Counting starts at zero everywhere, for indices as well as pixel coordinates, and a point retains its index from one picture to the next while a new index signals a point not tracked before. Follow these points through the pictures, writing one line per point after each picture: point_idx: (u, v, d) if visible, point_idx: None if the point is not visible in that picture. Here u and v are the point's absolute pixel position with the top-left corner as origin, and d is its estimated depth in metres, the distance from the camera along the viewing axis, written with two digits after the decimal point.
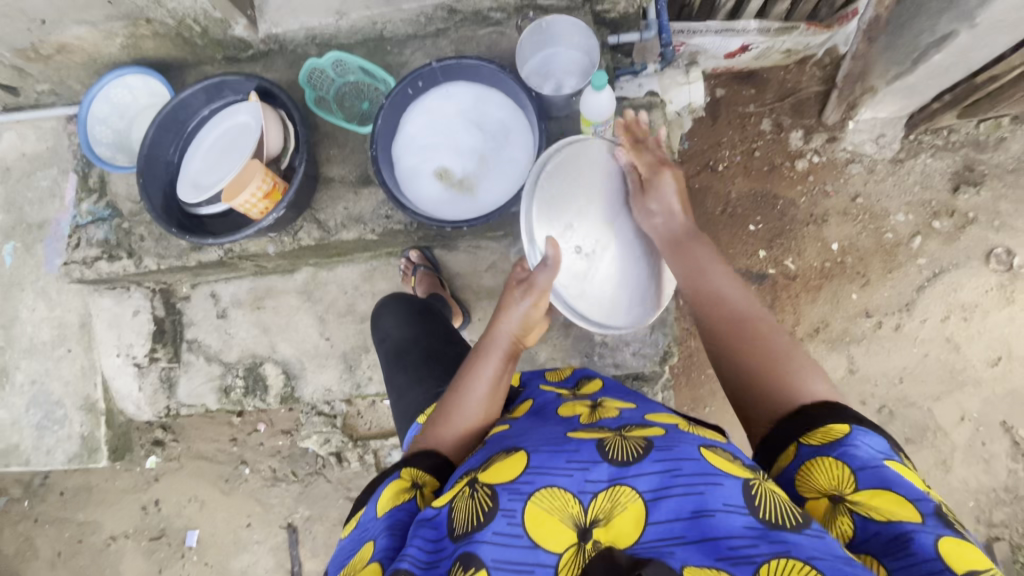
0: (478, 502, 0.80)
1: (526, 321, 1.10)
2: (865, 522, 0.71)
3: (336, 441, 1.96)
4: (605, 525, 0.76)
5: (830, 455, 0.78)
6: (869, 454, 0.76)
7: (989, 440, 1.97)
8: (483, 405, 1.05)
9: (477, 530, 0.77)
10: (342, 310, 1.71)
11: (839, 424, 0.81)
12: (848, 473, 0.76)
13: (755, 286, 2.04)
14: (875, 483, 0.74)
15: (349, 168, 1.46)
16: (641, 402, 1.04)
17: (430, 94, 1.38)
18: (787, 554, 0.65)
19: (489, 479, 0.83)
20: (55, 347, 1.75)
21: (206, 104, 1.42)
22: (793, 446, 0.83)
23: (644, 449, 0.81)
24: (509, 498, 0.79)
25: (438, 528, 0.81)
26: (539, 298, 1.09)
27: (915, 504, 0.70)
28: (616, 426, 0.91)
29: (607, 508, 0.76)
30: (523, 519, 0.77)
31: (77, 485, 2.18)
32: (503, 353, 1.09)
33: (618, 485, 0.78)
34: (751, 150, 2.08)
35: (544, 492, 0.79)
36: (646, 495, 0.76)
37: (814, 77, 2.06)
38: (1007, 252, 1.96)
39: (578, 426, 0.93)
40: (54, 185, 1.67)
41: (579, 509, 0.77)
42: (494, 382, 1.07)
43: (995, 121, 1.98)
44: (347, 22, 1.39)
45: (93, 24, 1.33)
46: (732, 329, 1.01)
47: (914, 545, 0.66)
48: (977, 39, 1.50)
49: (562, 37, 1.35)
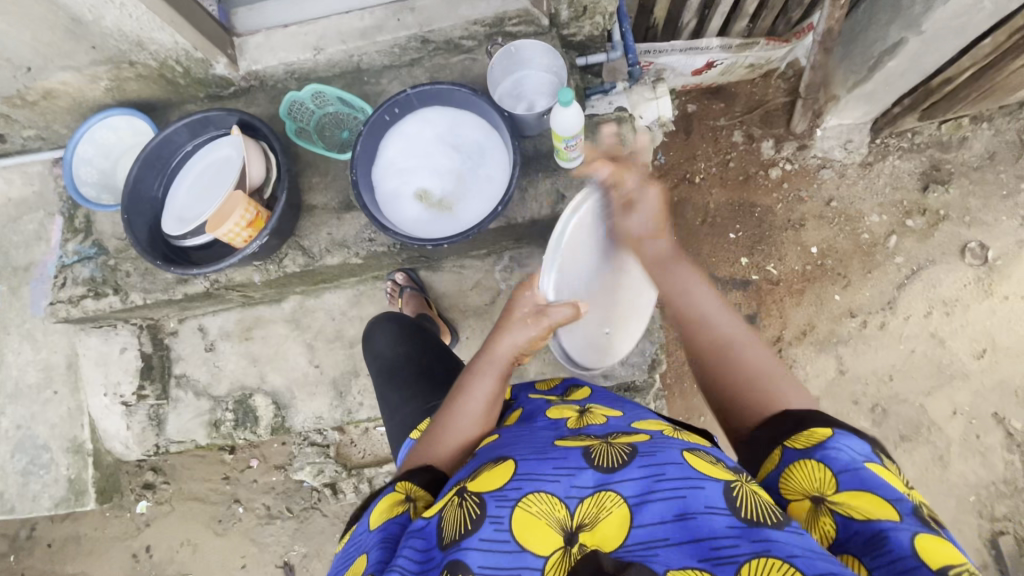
0: (466, 509, 0.80)
1: (529, 344, 1.12)
2: (846, 521, 0.72)
3: (330, 471, 1.93)
4: (591, 529, 0.77)
5: (813, 458, 0.79)
6: (848, 457, 0.77)
7: (984, 433, 1.98)
8: (477, 423, 1.06)
9: (465, 536, 0.77)
10: (331, 337, 1.72)
11: (820, 429, 0.82)
12: (829, 475, 0.76)
13: (740, 292, 2.07)
14: (855, 485, 0.74)
15: (332, 195, 1.49)
16: (627, 408, 1.06)
17: (407, 120, 1.43)
18: (767, 554, 0.66)
19: (477, 487, 0.84)
20: (42, 391, 1.73)
21: (189, 140, 1.45)
22: (778, 450, 0.85)
23: (629, 455, 0.83)
24: (497, 505, 0.80)
25: (427, 538, 0.81)
26: (545, 330, 1.12)
27: (893, 504, 0.71)
28: (602, 433, 0.92)
29: (593, 514, 0.78)
30: (511, 525, 0.77)
31: (65, 536, 2.13)
32: (500, 372, 1.11)
33: (603, 490, 0.79)
34: (725, 161, 2.14)
35: (532, 497, 0.80)
36: (631, 499, 0.78)
37: (779, 89, 2.13)
38: (981, 246, 2.01)
39: (566, 434, 0.94)
40: (41, 228, 1.68)
41: (565, 514, 0.79)
42: (492, 402, 1.08)
43: (956, 122, 2.06)
44: (324, 56, 1.45)
45: (78, 69, 1.38)
46: (709, 346, 1.06)
47: (890, 543, 0.67)
48: (927, 46, 1.63)
49: (532, 61, 1.41)
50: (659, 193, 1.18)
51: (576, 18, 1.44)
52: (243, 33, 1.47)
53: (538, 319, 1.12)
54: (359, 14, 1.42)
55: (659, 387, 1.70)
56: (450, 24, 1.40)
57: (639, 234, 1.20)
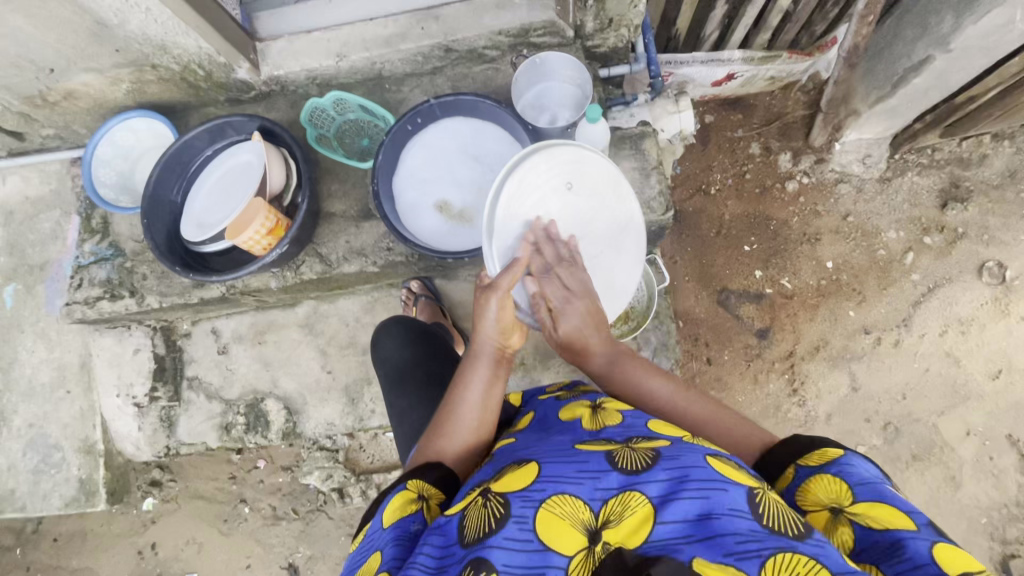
0: (490, 509, 0.79)
1: (500, 323, 1.11)
2: (865, 529, 0.72)
3: (338, 476, 1.92)
4: (615, 526, 0.75)
5: (828, 473, 0.79)
6: (865, 473, 0.77)
7: (997, 454, 1.96)
8: (477, 414, 1.05)
9: (489, 535, 0.76)
10: (344, 343, 1.72)
11: (834, 448, 0.82)
12: (844, 488, 0.76)
13: (754, 305, 2.06)
14: (873, 500, 0.74)
15: (350, 203, 1.48)
16: (644, 410, 1.05)
17: (429, 129, 1.42)
18: (794, 550, 0.66)
19: (502, 487, 0.83)
20: (54, 389, 1.74)
21: (209, 145, 1.45)
22: (792, 468, 0.85)
23: (652, 458, 0.82)
24: (521, 505, 0.79)
25: (447, 535, 0.81)
26: (505, 299, 1.11)
27: (909, 515, 0.70)
28: (622, 438, 0.90)
29: (619, 510, 0.76)
30: (535, 526, 0.77)
31: (71, 531, 2.13)
32: (488, 360, 1.10)
33: (630, 490, 0.78)
34: (742, 173, 2.12)
35: (555, 499, 0.79)
36: (655, 499, 0.76)
37: (799, 101, 2.11)
38: (998, 265, 1.99)
39: (585, 436, 0.93)
40: (57, 228, 1.68)
41: (589, 515, 0.78)
42: (487, 392, 1.07)
43: (977, 139, 2.04)
44: (347, 63, 1.44)
45: (101, 71, 1.37)
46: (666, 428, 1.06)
47: (908, 551, 0.66)
48: (953, 65, 1.61)
49: (556, 72, 1.39)
50: (583, 302, 1.18)
51: (601, 29, 1.42)
52: (265, 37, 1.46)
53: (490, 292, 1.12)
54: (383, 21, 1.41)
55: None
56: (475, 34, 1.38)
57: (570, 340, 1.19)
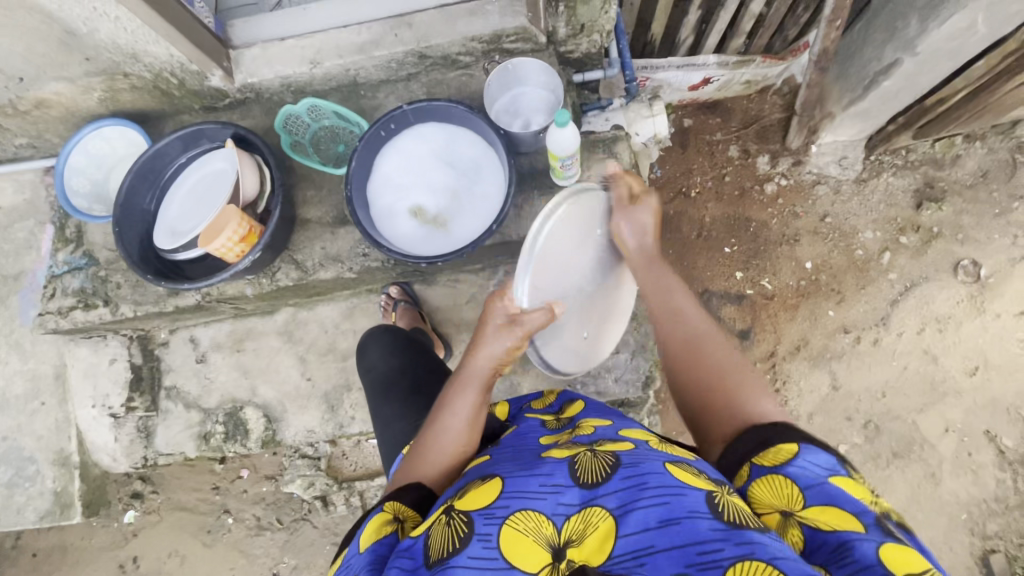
0: (454, 529, 0.80)
1: (507, 355, 1.09)
2: (814, 532, 0.73)
3: (321, 484, 1.91)
4: (578, 545, 0.75)
5: (780, 474, 0.80)
6: (814, 472, 0.79)
7: (975, 450, 1.98)
8: (461, 437, 1.05)
9: (453, 555, 0.76)
10: (323, 349, 1.71)
11: (786, 444, 0.83)
12: (795, 491, 0.78)
13: (735, 307, 2.08)
14: (820, 498, 0.76)
15: (326, 209, 1.48)
16: (617, 420, 1.05)
17: (403, 135, 1.42)
18: (752, 555, 0.66)
19: (465, 505, 0.83)
20: (28, 401, 1.71)
21: (182, 153, 1.44)
22: (747, 467, 0.85)
23: (611, 467, 0.83)
24: (485, 523, 0.79)
25: (414, 558, 0.80)
26: (521, 339, 1.09)
27: (857, 517, 0.72)
28: (588, 443, 0.92)
29: (580, 529, 0.77)
30: (499, 543, 0.77)
31: (51, 545, 2.10)
32: (481, 384, 1.09)
33: (590, 505, 0.79)
34: (721, 176, 2.15)
35: (519, 515, 0.80)
36: (615, 511, 0.77)
37: (776, 105, 2.14)
38: (973, 264, 2.02)
39: (554, 447, 0.94)
40: (31, 237, 1.67)
41: (552, 531, 0.78)
42: (474, 415, 1.06)
43: (949, 140, 2.07)
44: (321, 70, 1.44)
45: (72, 80, 1.37)
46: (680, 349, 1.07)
47: (855, 553, 0.68)
48: (920, 69, 1.64)
49: (528, 78, 1.41)
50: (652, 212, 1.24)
51: (573, 35, 1.45)
52: (239, 45, 1.46)
53: (511, 328, 1.09)
54: (357, 28, 1.42)
55: (654, 403, 1.70)
56: (449, 40, 1.39)
57: (626, 245, 1.25)
